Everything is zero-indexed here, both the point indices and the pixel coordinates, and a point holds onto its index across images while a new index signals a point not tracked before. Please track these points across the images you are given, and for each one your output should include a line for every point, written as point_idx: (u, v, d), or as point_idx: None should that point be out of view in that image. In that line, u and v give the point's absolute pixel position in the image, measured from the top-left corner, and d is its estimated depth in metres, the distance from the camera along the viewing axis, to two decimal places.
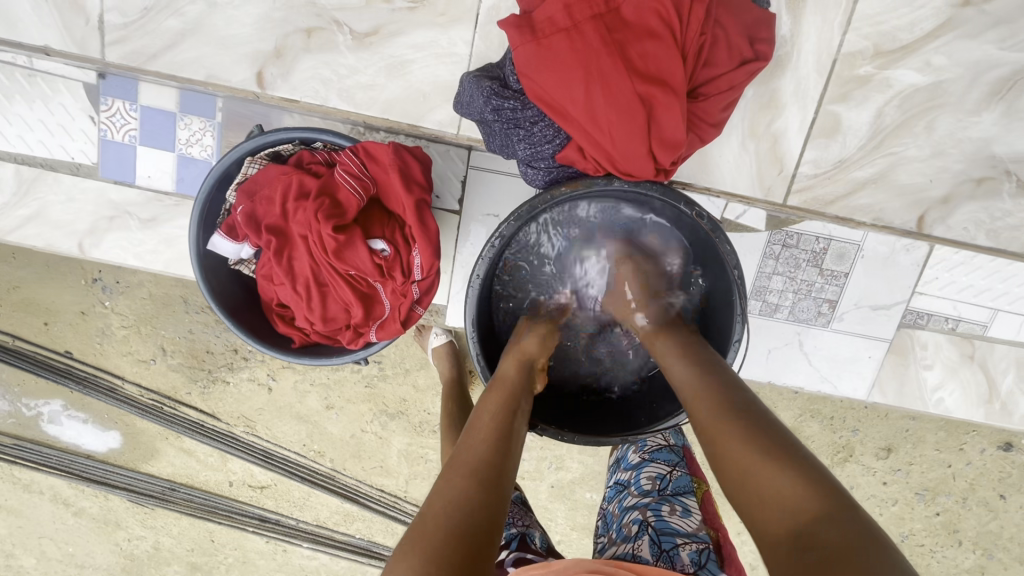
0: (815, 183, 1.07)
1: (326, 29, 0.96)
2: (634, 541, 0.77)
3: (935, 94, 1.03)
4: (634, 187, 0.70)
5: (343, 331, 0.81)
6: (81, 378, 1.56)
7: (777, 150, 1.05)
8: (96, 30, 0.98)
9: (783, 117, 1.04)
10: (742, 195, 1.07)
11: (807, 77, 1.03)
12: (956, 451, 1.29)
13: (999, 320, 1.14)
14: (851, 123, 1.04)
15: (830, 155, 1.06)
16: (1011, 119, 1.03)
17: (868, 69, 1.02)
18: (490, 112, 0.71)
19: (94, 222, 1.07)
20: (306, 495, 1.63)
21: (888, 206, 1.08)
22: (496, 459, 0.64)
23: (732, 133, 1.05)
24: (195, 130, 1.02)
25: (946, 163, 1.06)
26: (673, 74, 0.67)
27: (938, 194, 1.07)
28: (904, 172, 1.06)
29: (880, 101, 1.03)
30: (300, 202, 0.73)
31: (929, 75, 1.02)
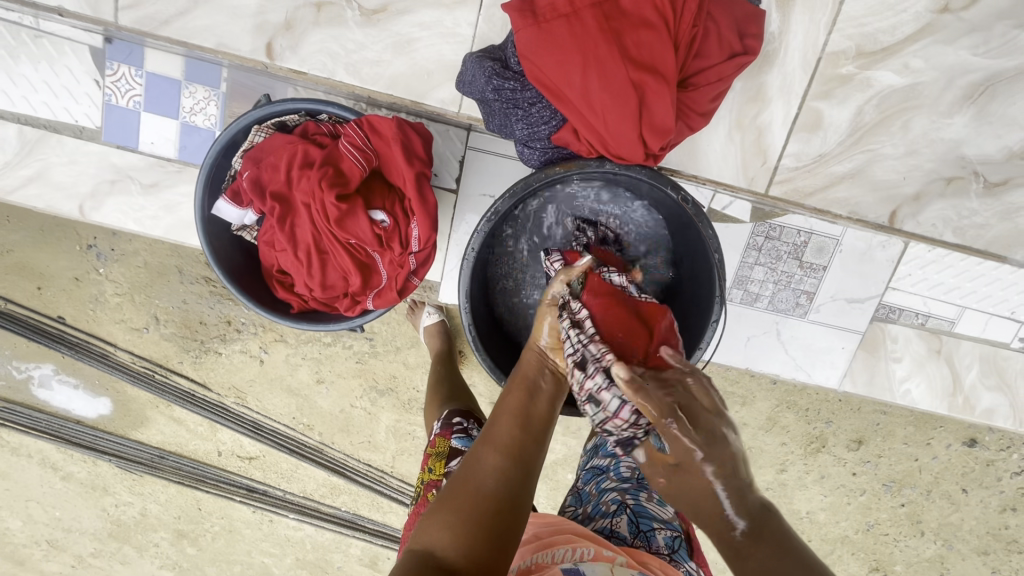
0: (796, 175, 1.11)
1: (336, 4, 0.98)
2: (613, 517, 0.82)
3: (910, 96, 1.07)
4: (624, 170, 0.73)
5: (341, 298, 0.84)
6: (73, 344, 1.58)
7: (761, 142, 1.10)
8: None
9: (768, 111, 1.08)
10: (729, 186, 1.12)
11: (793, 73, 1.07)
12: (923, 445, 1.35)
13: (966, 317, 1.20)
14: (832, 119, 1.09)
15: (811, 149, 1.10)
16: (981, 122, 1.08)
17: (850, 68, 1.06)
18: (490, 91, 0.74)
19: (96, 185, 1.09)
20: (294, 467, 1.67)
21: (864, 202, 1.13)
22: (524, 436, 0.69)
23: (721, 125, 1.09)
24: (199, 99, 1.04)
25: (918, 161, 1.10)
26: (665, 63, 0.70)
27: (910, 191, 1.12)
28: (880, 168, 1.11)
29: (860, 99, 1.08)
30: (305, 170, 0.76)
31: (907, 77, 1.06)
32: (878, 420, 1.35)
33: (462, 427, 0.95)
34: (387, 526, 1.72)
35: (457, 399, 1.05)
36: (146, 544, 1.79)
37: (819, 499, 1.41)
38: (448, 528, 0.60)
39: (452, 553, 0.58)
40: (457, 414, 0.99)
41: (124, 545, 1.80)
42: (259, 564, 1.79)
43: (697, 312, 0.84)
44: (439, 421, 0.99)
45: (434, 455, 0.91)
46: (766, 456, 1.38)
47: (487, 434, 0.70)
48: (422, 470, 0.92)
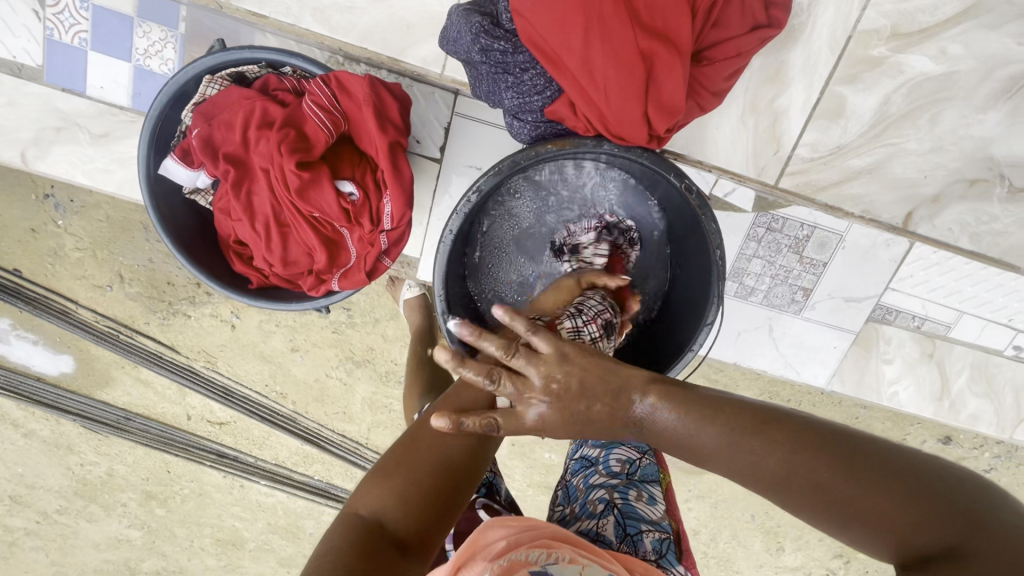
0: (811, 168, 1.04)
1: None
2: (599, 518, 0.78)
3: (944, 86, 1.00)
4: (624, 152, 0.64)
5: (305, 276, 0.76)
6: (30, 299, 1.49)
7: (777, 128, 1.02)
8: None
9: (787, 94, 1.01)
10: (735, 173, 1.04)
11: (818, 52, 0.99)
12: (898, 441, 1.29)
13: (963, 322, 1.16)
14: (856, 107, 1.01)
15: (830, 139, 1.03)
16: (1015, 120, 1.01)
17: (882, 51, 0.98)
18: (477, 52, 0.64)
19: (39, 132, 0.98)
20: (266, 434, 1.62)
21: (880, 199, 1.06)
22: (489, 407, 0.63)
23: (733, 107, 1.01)
24: (154, 39, 0.93)
25: (942, 160, 1.04)
26: (678, 30, 0.62)
27: (928, 193, 1.06)
28: (899, 165, 1.04)
29: (889, 86, 1.00)
30: (263, 131, 0.67)
31: (942, 64, 0.99)
32: (858, 413, 1.29)
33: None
34: None
35: (438, 390, 0.98)
36: (114, 504, 1.75)
37: None
38: (401, 491, 0.54)
39: (399, 521, 0.53)
40: None
41: (90, 504, 1.75)
42: (229, 528, 1.76)
43: (690, 315, 0.78)
44: (419, 414, 0.91)
45: None
46: None
47: (447, 397, 0.63)
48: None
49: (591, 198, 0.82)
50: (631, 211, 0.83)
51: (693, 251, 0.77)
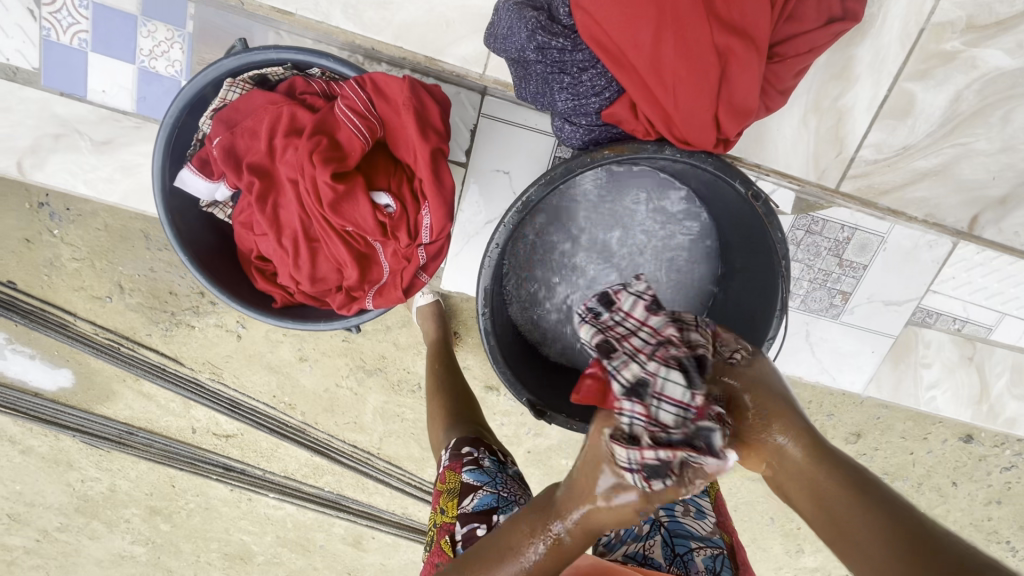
0: (873, 170, 1.00)
1: None
2: (646, 539, 0.71)
3: (1018, 81, 0.95)
4: (689, 157, 0.59)
5: (334, 294, 0.70)
6: (26, 312, 1.42)
7: (840, 129, 0.98)
8: None
9: (853, 91, 0.96)
10: (793, 177, 1.00)
11: (887, 47, 0.94)
12: (919, 440, 1.28)
13: (1004, 324, 1.13)
14: (925, 105, 0.96)
15: (895, 141, 0.98)
16: None
17: (955, 44, 0.94)
18: (532, 50, 0.59)
19: (37, 139, 0.91)
20: (274, 447, 1.56)
21: (946, 202, 1.02)
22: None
23: (795, 105, 0.96)
24: (160, 39, 0.86)
25: (1013, 160, 0.99)
26: (754, 25, 0.57)
27: (996, 194, 1.01)
28: (969, 166, 0.99)
29: (961, 82, 0.95)
30: (292, 138, 0.61)
31: (1018, 58, 0.94)
32: (878, 414, 1.26)
33: (473, 458, 0.81)
34: (372, 507, 1.63)
35: (463, 415, 0.92)
36: (116, 520, 1.68)
37: None
38: None
39: None
40: (467, 442, 0.84)
41: (92, 521, 1.69)
42: (237, 542, 1.70)
43: (749, 330, 0.72)
44: (445, 449, 0.86)
45: (445, 493, 0.78)
46: None
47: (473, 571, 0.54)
48: (434, 510, 0.78)
49: (637, 202, 0.76)
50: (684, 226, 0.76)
51: (750, 266, 0.72)
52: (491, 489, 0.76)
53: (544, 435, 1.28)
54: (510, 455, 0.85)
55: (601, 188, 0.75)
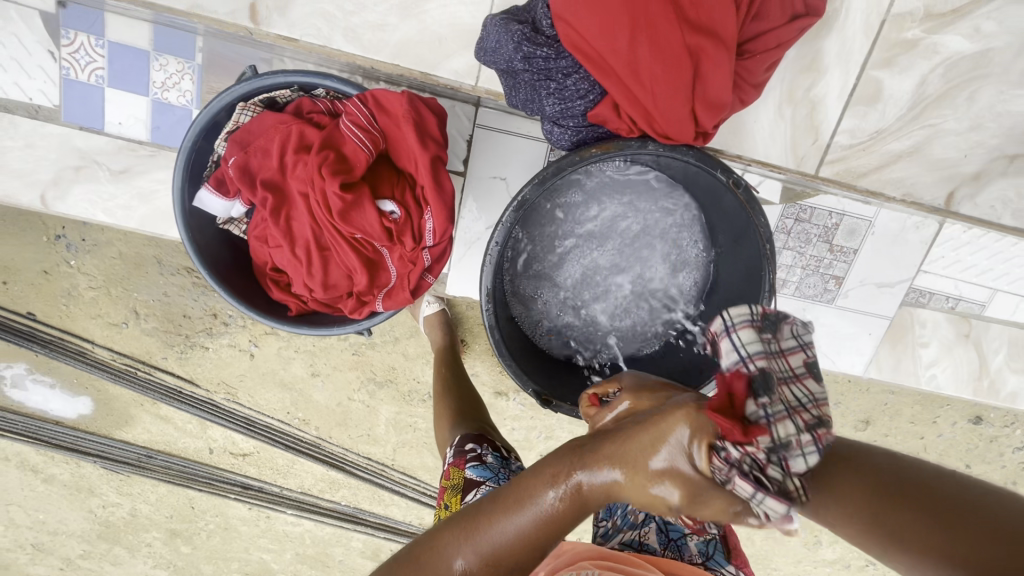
0: (849, 154, 1.04)
1: None
2: (641, 528, 0.70)
3: (980, 63, 0.99)
4: (671, 151, 0.64)
5: (345, 299, 0.74)
6: (46, 341, 1.47)
7: (814, 117, 1.02)
8: None
9: (823, 82, 1.00)
10: (770, 165, 1.03)
11: (853, 39, 0.98)
12: (928, 424, 1.36)
13: (997, 300, 1.16)
14: (892, 91, 1.00)
15: (868, 125, 1.02)
16: None
17: (916, 33, 0.98)
18: (520, 60, 0.63)
19: (58, 172, 0.96)
20: (290, 463, 1.60)
21: (922, 181, 1.05)
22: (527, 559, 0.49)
23: (769, 98, 1.00)
24: (171, 72, 0.92)
25: (981, 138, 1.03)
26: (722, 24, 0.61)
27: (969, 171, 1.05)
28: (940, 146, 1.03)
29: (925, 68, 0.99)
30: (302, 154, 0.65)
31: (977, 42, 0.98)
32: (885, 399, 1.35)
33: (476, 454, 0.84)
34: (389, 518, 1.66)
35: (469, 415, 0.96)
36: (138, 545, 1.71)
37: None
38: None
39: None
40: (470, 439, 0.87)
41: (114, 546, 1.71)
42: (257, 560, 1.72)
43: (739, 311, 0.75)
44: (451, 446, 0.89)
45: (449, 489, 0.81)
46: None
47: (475, 526, 0.50)
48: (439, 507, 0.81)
49: (626, 193, 0.80)
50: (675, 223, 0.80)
51: (740, 262, 0.75)
52: (494, 484, 0.78)
53: (554, 436, 1.29)
54: (512, 452, 0.88)
55: (591, 183, 0.79)
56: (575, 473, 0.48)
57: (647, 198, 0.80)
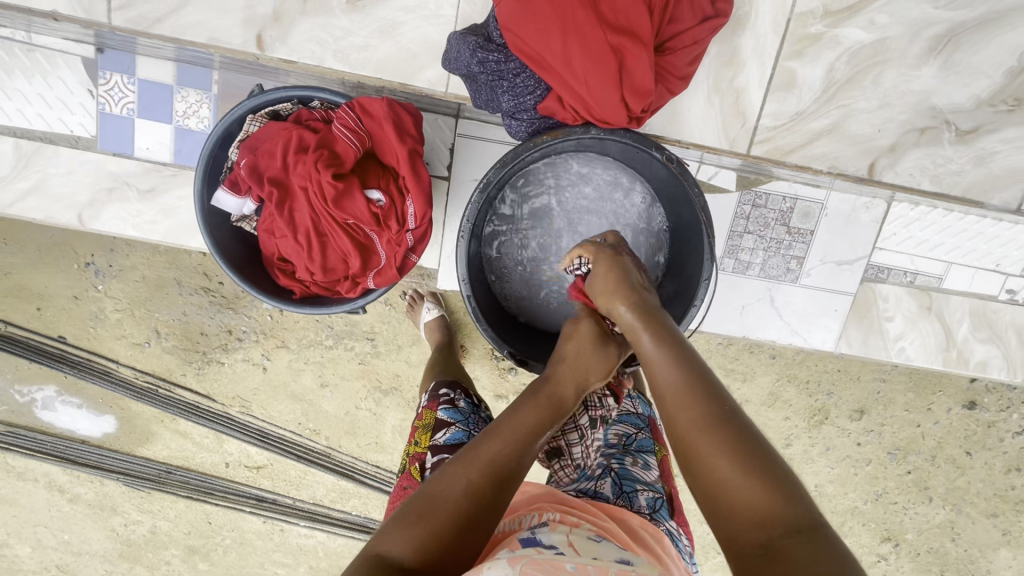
0: (776, 134, 1.13)
1: None
2: (596, 480, 0.78)
3: (879, 50, 1.09)
4: (610, 135, 0.76)
5: (342, 281, 0.86)
6: (75, 363, 1.60)
7: (740, 104, 1.11)
8: None
9: (744, 73, 1.09)
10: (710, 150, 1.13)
11: (764, 36, 1.08)
12: (923, 411, 1.47)
13: (953, 273, 1.23)
14: (806, 77, 1.10)
15: (788, 108, 1.12)
16: (948, 71, 1.10)
17: (819, 27, 1.08)
18: (475, 65, 0.76)
19: (94, 194, 1.10)
20: (302, 474, 1.68)
21: (844, 155, 1.14)
22: (516, 465, 0.67)
23: (698, 90, 1.10)
24: (192, 102, 1.06)
25: (891, 114, 1.12)
26: (640, 26, 0.73)
27: (884, 142, 1.14)
28: (854, 123, 1.13)
29: (831, 57, 1.09)
30: (301, 155, 0.77)
31: (873, 32, 1.08)
32: (879, 389, 1.47)
33: (449, 397, 0.92)
34: None
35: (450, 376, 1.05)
36: (157, 563, 1.78)
37: (826, 471, 1.52)
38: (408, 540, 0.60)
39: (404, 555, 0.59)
40: (444, 385, 0.96)
41: (134, 566, 1.78)
42: None
43: (688, 274, 0.88)
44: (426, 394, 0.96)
45: (420, 427, 0.89)
46: (772, 429, 1.48)
47: (478, 451, 0.66)
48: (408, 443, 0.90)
49: (589, 174, 0.92)
50: (631, 204, 0.93)
51: (685, 237, 0.88)
52: (462, 427, 0.88)
53: None
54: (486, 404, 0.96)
55: (557, 168, 0.91)
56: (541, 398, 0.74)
57: (605, 179, 0.92)
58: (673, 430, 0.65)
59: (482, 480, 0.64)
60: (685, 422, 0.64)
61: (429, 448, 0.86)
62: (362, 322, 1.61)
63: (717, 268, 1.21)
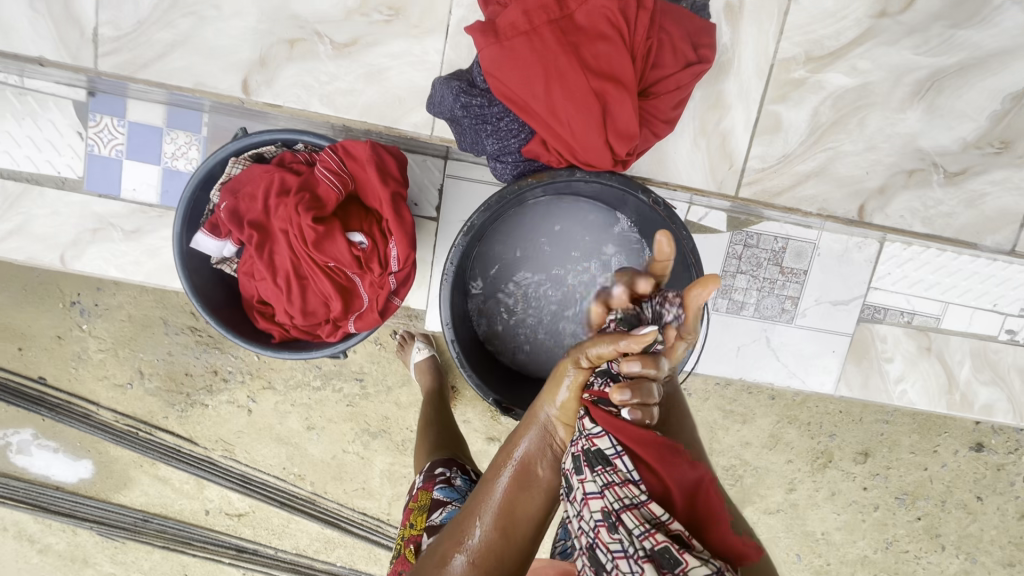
0: (763, 176, 1.11)
1: (309, 40, 0.99)
2: None
3: (863, 95, 1.09)
4: (596, 177, 0.77)
5: (322, 325, 0.83)
6: (54, 405, 1.55)
7: (726, 147, 1.10)
8: (90, 42, 1.00)
9: (729, 117, 1.09)
10: (694, 188, 1.12)
11: (749, 80, 1.07)
12: (930, 454, 1.42)
13: (951, 312, 1.21)
14: (791, 120, 1.10)
15: (774, 151, 1.11)
16: (932, 116, 1.10)
17: (801, 72, 1.07)
18: (460, 109, 0.77)
19: (78, 235, 1.09)
20: (285, 522, 1.61)
21: (834, 198, 1.13)
22: (501, 538, 0.62)
23: (683, 133, 1.09)
24: (181, 145, 1.06)
25: (879, 157, 1.12)
26: (623, 72, 0.73)
27: (874, 185, 1.13)
28: (844, 164, 1.12)
29: (815, 101, 1.09)
30: (282, 198, 0.76)
31: (856, 77, 1.08)
32: (881, 430, 1.42)
33: (445, 476, 0.92)
34: None
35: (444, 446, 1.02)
36: None
37: (833, 518, 1.46)
38: None
39: None
40: (440, 463, 0.96)
41: None
42: None
43: None
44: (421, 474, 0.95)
45: (415, 509, 0.89)
46: (775, 473, 1.43)
47: (459, 519, 0.65)
48: (404, 524, 0.90)
49: (573, 212, 0.91)
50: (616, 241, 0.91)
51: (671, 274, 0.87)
52: (458, 504, 0.87)
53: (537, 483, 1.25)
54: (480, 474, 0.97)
55: (541, 206, 0.90)
56: (515, 447, 0.66)
57: (589, 216, 0.91)
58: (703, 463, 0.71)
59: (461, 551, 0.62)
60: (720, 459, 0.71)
61: (425, 529, 0.85)
62: (351, 361, 1.57)
63: (710, 308, 1.19)
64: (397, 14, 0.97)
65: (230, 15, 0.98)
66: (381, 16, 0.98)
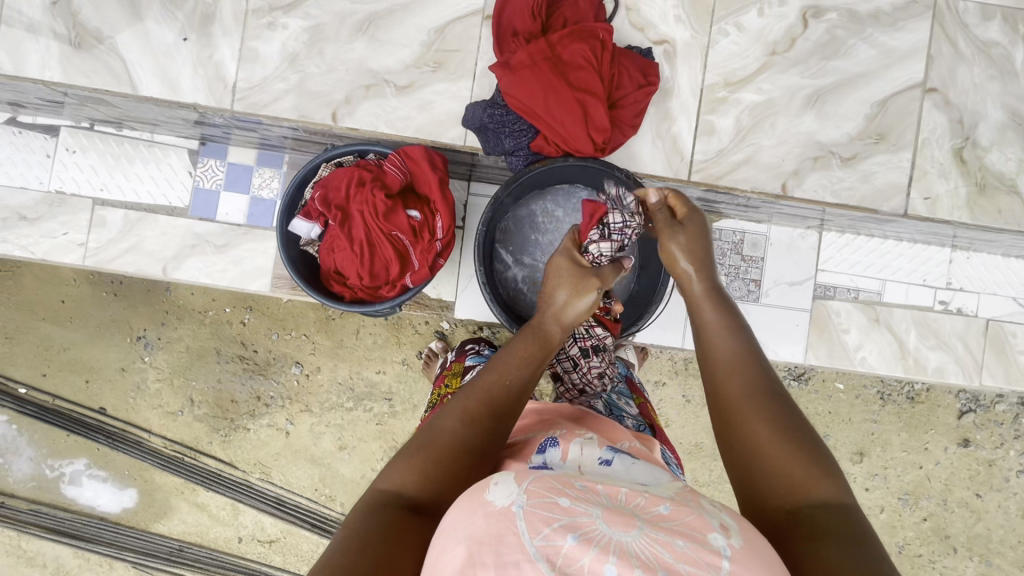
0: (708, 165, 1.34)
1: (379, 85, 1.27)
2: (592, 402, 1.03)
3: (769, 107, 1.34)
4: (584, 162, 1.09)
5: (384, 285, 1.10)
6: (109, 434, 1.71)
7: (677, 145, 1.34)
8: (229, 91, 1.27)
9: (677, 125, 1.34)
10: (657, 176, 1.34)
11: (687, 99, 1.34)
12: (921, 452, 1.57)
13: (889, 288, 1.46)
14: (722, 126, 1.34)
15: (712, 147, 1.34)
16: (824, 118, 1.34)
17: (723, 93, 1.34)
18: (486, 118, 1.11)
19: (179, 250, 1.38)
20: (315, 546, 1.71)
21: (760, 180, 1.34)
22: (514, 396, 0.81)
23: (644, 135, 1.33)
24: (266, 178, 1.40)
25: (790, 148, 1.34)
26: (596, 87, 1.08)
27: (789, 169, 1.34)
28: (765, 154, 1.34)
29: (736, 111, 1.34)
30: (361, 187, 1.06)
31: (762, 95, 1.34)
32: (873, 430, 1.58)
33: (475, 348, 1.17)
34: None
35: None
36: None
37: None
38: (416, 464, 0.70)
39: (407, 485, 0.69)
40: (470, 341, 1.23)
41: None
42: None
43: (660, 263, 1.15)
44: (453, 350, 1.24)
45: (450, 373, 1.12)
46: None
47: (473, 386, 0.81)
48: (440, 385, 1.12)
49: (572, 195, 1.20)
50: None
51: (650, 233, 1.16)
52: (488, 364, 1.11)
53: None
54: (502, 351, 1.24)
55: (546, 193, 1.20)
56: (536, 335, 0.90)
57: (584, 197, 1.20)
58: (719, 392, 0.78)
59: (476, 408, 0.78)
60: (737, 391, 0.77)
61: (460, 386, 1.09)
62: (381, 381, 1.69)
63: None
64: (440, 65, 1.27)
65: (309, 66, 1.27)
66: (429, 66, 1.27)
